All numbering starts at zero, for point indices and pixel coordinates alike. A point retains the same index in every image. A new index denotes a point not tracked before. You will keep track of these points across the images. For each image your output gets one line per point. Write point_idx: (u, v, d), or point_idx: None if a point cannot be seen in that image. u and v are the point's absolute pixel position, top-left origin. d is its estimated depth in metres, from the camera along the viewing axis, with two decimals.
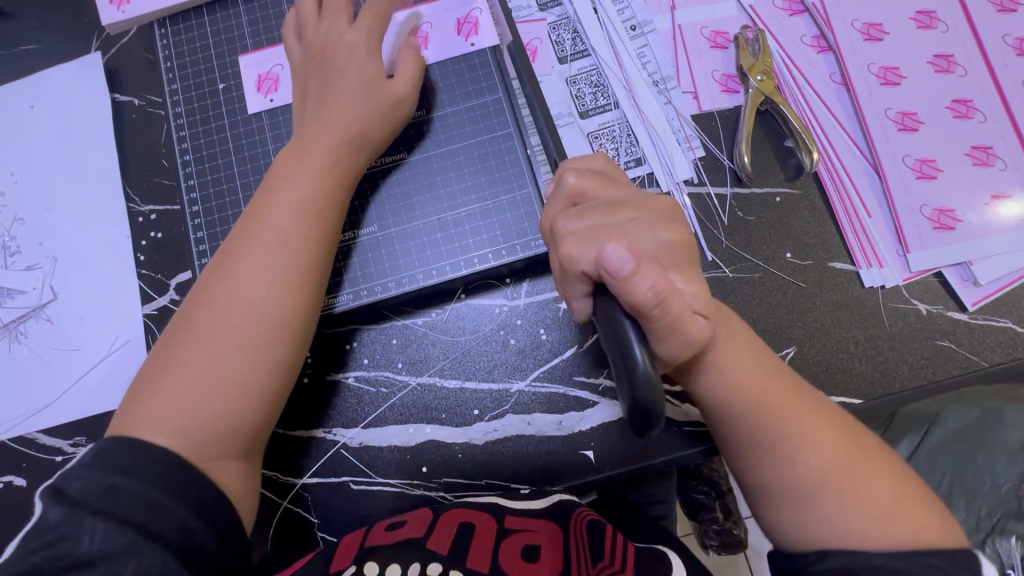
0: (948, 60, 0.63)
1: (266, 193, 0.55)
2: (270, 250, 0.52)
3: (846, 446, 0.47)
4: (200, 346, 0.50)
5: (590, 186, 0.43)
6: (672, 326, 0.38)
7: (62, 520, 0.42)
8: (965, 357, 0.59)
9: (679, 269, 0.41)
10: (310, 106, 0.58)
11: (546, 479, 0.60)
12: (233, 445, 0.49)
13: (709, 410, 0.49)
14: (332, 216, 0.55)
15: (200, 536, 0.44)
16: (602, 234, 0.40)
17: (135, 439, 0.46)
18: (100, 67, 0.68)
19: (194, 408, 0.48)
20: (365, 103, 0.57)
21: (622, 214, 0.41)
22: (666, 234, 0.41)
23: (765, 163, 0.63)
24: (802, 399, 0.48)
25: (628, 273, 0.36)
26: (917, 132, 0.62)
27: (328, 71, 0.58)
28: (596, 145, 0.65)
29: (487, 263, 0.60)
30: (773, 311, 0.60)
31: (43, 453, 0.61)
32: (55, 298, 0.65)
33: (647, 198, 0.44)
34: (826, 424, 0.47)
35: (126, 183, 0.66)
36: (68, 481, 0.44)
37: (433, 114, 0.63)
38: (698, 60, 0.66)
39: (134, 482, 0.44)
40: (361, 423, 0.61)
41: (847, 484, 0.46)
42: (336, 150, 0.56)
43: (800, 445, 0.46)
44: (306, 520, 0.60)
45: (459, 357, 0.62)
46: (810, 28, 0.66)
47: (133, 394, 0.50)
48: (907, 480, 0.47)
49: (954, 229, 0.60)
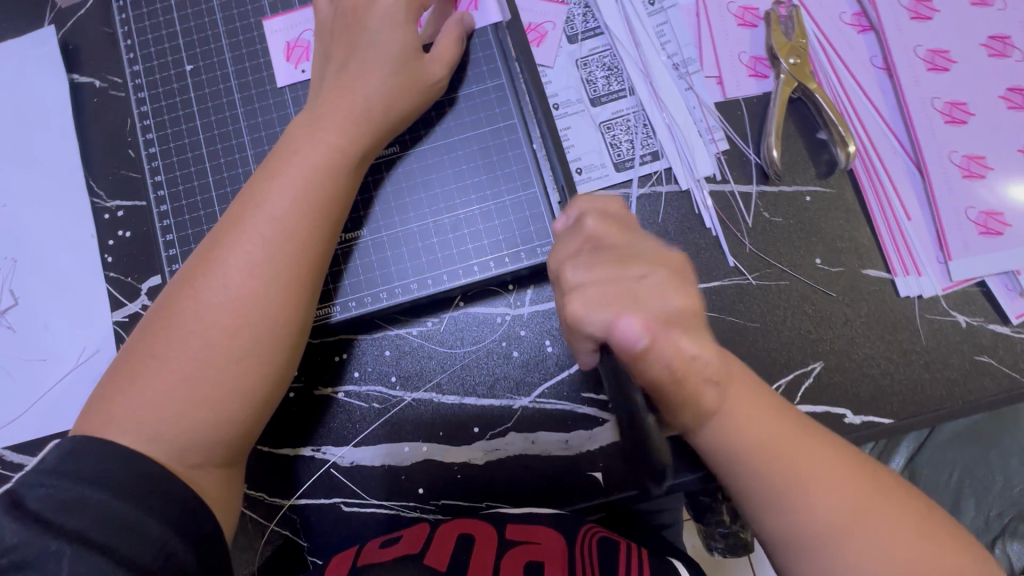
0: (1004, 43, 0.57)
1: (262, 176, 0.48)
2: (267, 244, 0.46)
3: (871, 498, 0.41)
4: (185, 344, 0.44)
5: (606, 233, 0.38)
6: (685, 399, 0.37)
7: (21, 541, 0.37)
8: (1005, 374, 0.54)
9: (691, 336, 0.35)
10: (330, 77, 0.51)
11: (553, 499, 0.56)
12: (218, 453, 0.45)
13: (717, 458, 0.44)
14: (335, 209, 0.49)
15: (182, 559, 0.40)
16: (611, 297, 0.35)
17: (108, 442, 0.42)
18: (54, 43, 0.61)
19: (178, 415, 0.43)
20: (394, 77, 0.51)
21: (634, 269, 0.36)
22: (681, 300, 0.35)
23: (795, 158, 0.57)
24: (812, 442, 0.43)
25: (643, 350, 0.34)
26: (965, 125, 0.56)
27: (357, 34, 0.51)
28: (609, 136, 0.59)
29: (488, 270, 0.55)
30: (798, 323, 0.55)
31: (8, 470, 0.57)
32: (15, 304, 0.60)
33: (663, 251, 0.38)
34: (845, 474, 0.42)
35: (89, 175, 0.60)
36: (29, 488, 0.39)
37: (458, 92, 0.57)
38: (724, 40, 0.59)
39: (107, 497, 0.39)
40: (351, 441, 0.56)
41: (861, 539, 0.40)
42: (337, 134, 0.49)
43: (810, 493, 0.41)
44: (295, 542, 0.56)
45: (457, 371, 0.57)
46: (850, 4, 0.59)
47: (107, 385, 0.45)
48: (937, 533, 0.41)
49: (1001, 234, 0.55)
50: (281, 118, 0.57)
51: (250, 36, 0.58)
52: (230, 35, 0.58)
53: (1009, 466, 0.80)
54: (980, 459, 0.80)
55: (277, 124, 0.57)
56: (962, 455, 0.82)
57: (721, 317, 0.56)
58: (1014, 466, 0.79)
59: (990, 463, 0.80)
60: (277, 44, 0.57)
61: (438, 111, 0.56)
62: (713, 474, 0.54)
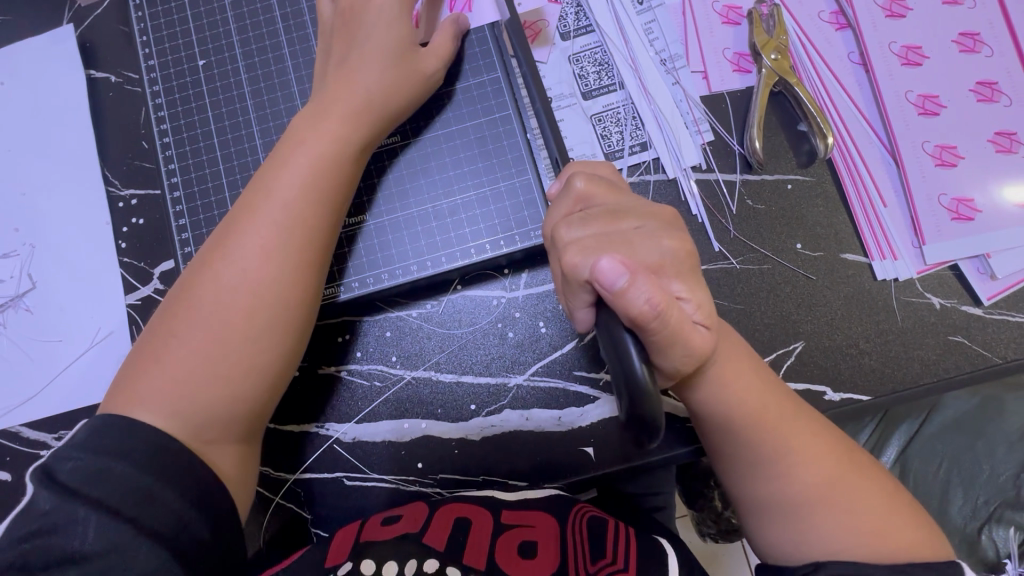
0: (974, 39, 0.60)
1: (273, 165, 0.51)
2: (278, 228, 0.49)
3: (849, 468, 0.45)
4: (202, 325, 0.47)
5: (597, 192, 0.41)
6: (673, 337, 0.36)
7: (53, 508, 0.41)
8: (977, 354, 0.57)
9: (680, 279, 0.39)
10: (330, 72, 0.54)
11: (547, 474, 0.58)
12: (230, 430, 0.47)
13: (711, 427, 0.46)
14: (340, 196, 0.52)
15: (196, 531, 0.42)
16: (605, 244, 0.38)
17: (125, 419, 0.44)
18: (73, 41, 0.64)
19: (193, 393, 0.46)
20: (392, 69, 0.54)
21: (626, 223, 0.40)
22: (672, 242, 0.39)
23: (776, 148, 0.60)
24: (793, 411, 0.46)
25: (623, 287, 0.35)
26: (938, 116, 0.59)
27: (353, 33, 0.54)
28: (600, 128, 0.62)
29: (484, 253, 0.57)
30: (781, 304, 0.58)
31: (24, 446, 0.59)
32: (33, 287, 0.62)
33: (653, 205, 0.41)
34: (827, 445, 0.46)
35: (105, 166, 0.63)
36: (59, 462, 0.42)
37: (456, 86, 0.59)
38: (708, 38, 0.62)
39: (129, 470, 0.42)
40: (354, 418, 0.59)
41: (841, 504, 0.44)
42: (340, 125, 0.52)
43: (792, 462, 0.45)
44: (299, 515, 0.59)
45: (455, 350, 0.59)
46: (828, 3, 0.62)
47: (129, 366, 0.48)
48: (900, 499, 0.46)
49: (973, 220, 0.58)
50: (288, 110, 0.60)
51: (259, 33, 0.61)
52: (241, 33, 0.61)
53: (994, 454, 0.82)
54: (966, 447, 0.82)
55: (285, 116, 0.60)
56: (949, 445, 0.83)
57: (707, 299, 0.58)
58: (999, 454, 0.81)
59: (975, 451, 0.82)
60: (285, 41, 0.61)
61: (437, 103, 0.59)
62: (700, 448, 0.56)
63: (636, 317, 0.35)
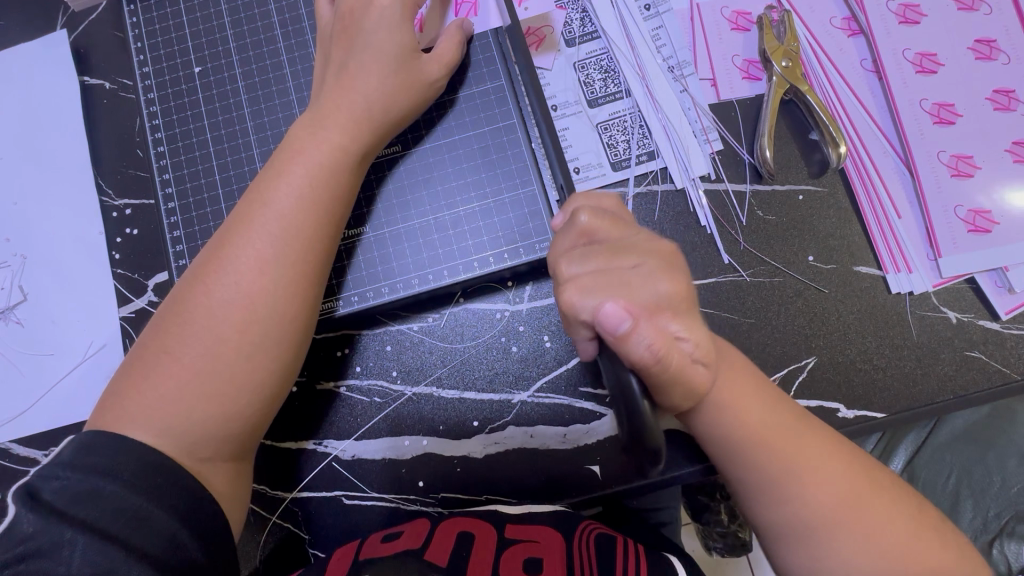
0: (990, 46, 0.58)
1: (268, 177, 0.49)
2: (274, 241, 0.47)
3: (869, 493, 0.43)
4: (196, 340, 0.46)
5: (601, 227, 0.40)
6: (675, 379, 0.36)
7: (38, 530, 0.39)
8: (995, 369, 0.55)
9: (679, 319, 0.37)
10: (330, 80, 0.53)
11: (551, 493, 0.56)
12: (227, 447, 0.46)
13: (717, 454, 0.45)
14: (340, 207, 0.50)
15: (190, 550, 0.41)
16: (602, 282, 0.37)
17: (120, 435, 0.43)
18: (66, 47, 0.63)
19: (188, 410, 0.44)
20: (395, 76, 0.52)
21: (625, 259, 0.38)
22: (668, 285, 0.37)
23: (787, 157, 0.59)
24: (803, 431, 0.44)
25: (626, 332, 0.34)
26: (953, 125, 0.58)
27: (354, 38, 0.52)
28: (606, 136, 0.60)
29: (487, 266, 0.56)
30: (792, 318, 0.56)
31: (15, 462, 0.58)
32: (25, 299, 0.61)
33: (654, 241, 0.40)
34: (844, 470, 0.44)
35: (98, 174, 0.61)
36: (45, 480, 0.41)
37: (458, 94, 0.58)
38: (718, 44, 0.61)
39: (118, 489, 0.40)
40: (353, 435, 0.57)
41: (859, 532, 0.42)
42: (339, 134, 0.50)
43: (804, 484, 0.43)
44: (297, 534, 0.57)
45: (457, 366, 0.58)
46: (841, 8, 0.61)
47: (118, 382, 0.46)
48: (924, 525, 0.44)
49: (990, 232, 0.56)
50: (286, 118, 0.58)
51: (256, 39, 0.59)
52: (238, 38, 0.60)
53: (1006, 467, 0.80)
54: (978, 460, 0.80)
55: (282, 123, 0.58)
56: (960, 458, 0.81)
57: (716, 313, 0.57)
58: (1011, 466, 0.80)
59: (987, 464, 0.80)
60: (283, 46, 0.59)
61: (439, 111, 0.58)
62: (709, 467, 0.55)
63: (639, 362, 0.34)
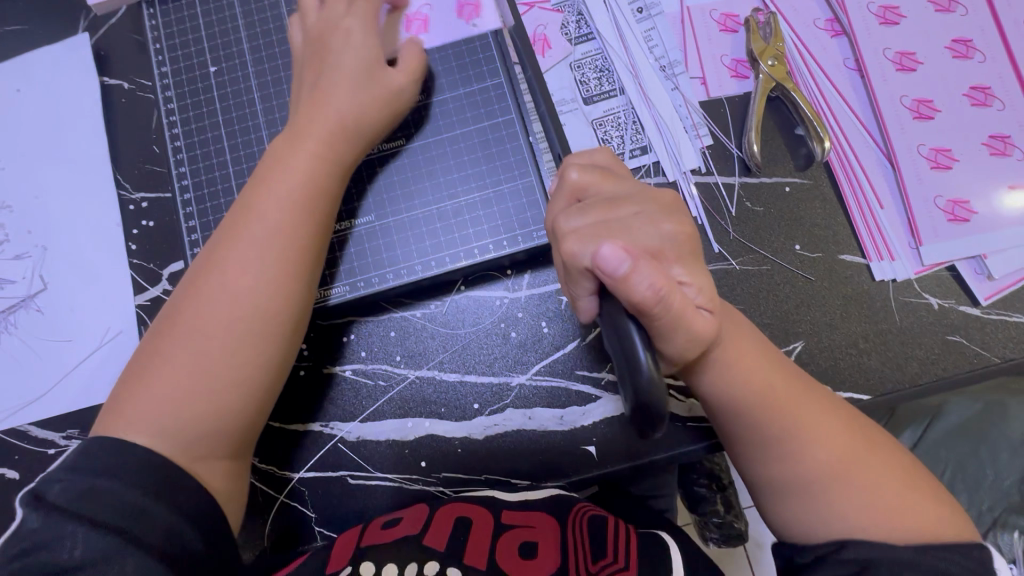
0: (967, 46, 0.61)
1: (254, 185, 0.52)
2: (261, 243, 0.50)
3: (861, 452, 0.46)
4: (189, 343, 0.48)
5: (592, 182, 0.43)
6: (676, 322, 0.37)
7: (43, 527, 0.41)
8: (976, 353, 0.57)
9: (678, 262, 0.40)
10: (305, 94, 0.56)
11: (549, 474, 0.58)
12: (223, 442, 0.48)
13: (720, 412, 0.47)
14: (323, 210, 0.53)
15: (185, 537, 0.43)
16: (602, 231, 0.39)
17: (121, 440, 0.45)
18: (88, 49, 0.66)
19: (182, 410, 0.47)
20: (363, 91, 0.55)
21: (623, 210, 0.40)
22: (671, 225, 0.40)
23: (775, 151, 0.61)
24: (794, 383, 0.47)
25: (626, 272, 0.36)
26: (932, 120, 0.60)
27: (323, 58, 0.56)
28: (601, 132, 0.63)
29: (487, 253, 0.59)
30: (780, 304, 0.58)
31: (33, 445, 0.60)
32: (45, 288, 0.64)
33: (650, 191, 0.42)
34: (835, 429, 0.46)
35: (116, 169, 0.64)
36: (49, 483, 0.43)
37: (433, 100, 0.61)
38: (707, 44, 0.64)
39: (115, 485, 0.43)
40: (358, 417, 0.60)
41: (852, 484, 0.44)
42: (317, 144, 0.53)
43: (804, 438, 0.45)
44: (303, 515, 0.59)
45: (458, 350, 0.60)
46: (824, 10, 0.64)
47: (115, 394, 0.49)
48: (916, 479, 0.46)
49: (969, 221, 0.59)
50: None
51: (270, 40, 0.63)
52: (252, 40, 0.63)
53: (998, 459, 0.81)
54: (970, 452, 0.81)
55: None
56: (954, 452, 0.82)
57: None
58: (1003, 459, 0.80)
59: (979, 456, 0.81)
60: None
61: (442, 109, 0.61)
62: (701, 446, 0.57)
63: (640, 301, 0.36)
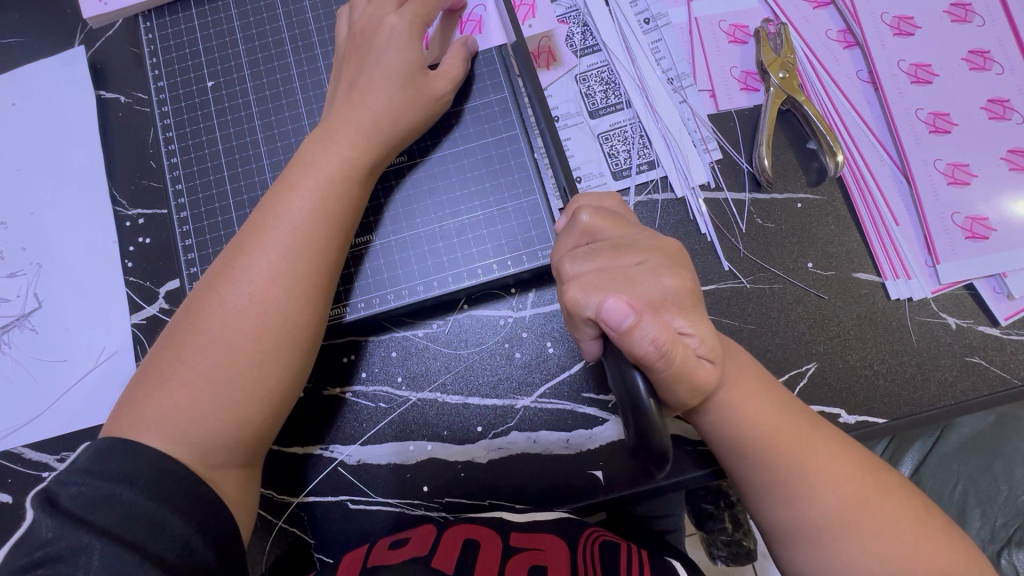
0: (984, 57, 0.59)
1: (281, 188, 0.51)
2: (287, 251, 0.49)
3: (878, 495, 0.44)
4: (210, 349, 0.47)
5: (604, 226, 0.42)
6: (677, 375, 0.36)
7: (56, 537, 0.39)
8: (995, 374, 0.56)
9: (681, 314, 0.38)
10: (341, 96, 0.54)
11: (555, 499, 0.57)
12: (238, 453, 0.47)
13: (724, 455, 0.46)
14: (348, 218, 0.52)
15: (202, 556, 0.42)
16: (606, 280, 0.38)
17: (133, 442, 0.44)
18: (84, 62, 0.65)
19: (202, 416, 0.45)
20: (402, 92, 0.53)
21: (629, 257, 0.39)
22: (673, 280, 0.38)
23: (785, 166, 0.60)
24: (806, 423, 0.45)
25: (629, 326, 0.35)
26: (949, 134, 0.58)
27: (365, 55, 0.54)
28: (607, 146, 0.61)
29: (491, 273, 0.57)
30: (793, 324, 0.57)
31: (27, 467, 0.59)
32: (40, 306, 0.62)
33: (657, 239, 0.41)
34: (850, 473, 0.44)
35: (112, 186, 0.63)
36: (63, 486, 0.42)
37: (464, 106, 0.59)
38: (716, 56, 0.62)
39: (134, 495, 0.41)
40: (359, 440, 0.58)
41: (865, 529, 0.43)
42: (349, 147, 0.52)
43: (815, 480, 0.44)
44: (303, 540, 0.57)
45: (461, 371, 0.59)
46: (836, 21, 0.62)
47: (135, 389, 0.47)
48: (934, 519, 0.44)
49: (988, 238, 0.57)
50: (295, 131, 0.60)
51: (268, 54, 0.61)
52: (249, 53, 0.62)
53: (1013, 476, 0.78)
54: (984, 469, 0.79)
55: (292, 135, 0.60)
56: (966, 467, 0.80)
57: (717, 319, 0.57)
58: (1018, 475, 0.78)
59: (993, 473, 0.79)
60: (292, 60, 0.61)
61: (446, 124, 0.59)
62: (710, 471, 0.55)
63: (642, 357, 0.34)
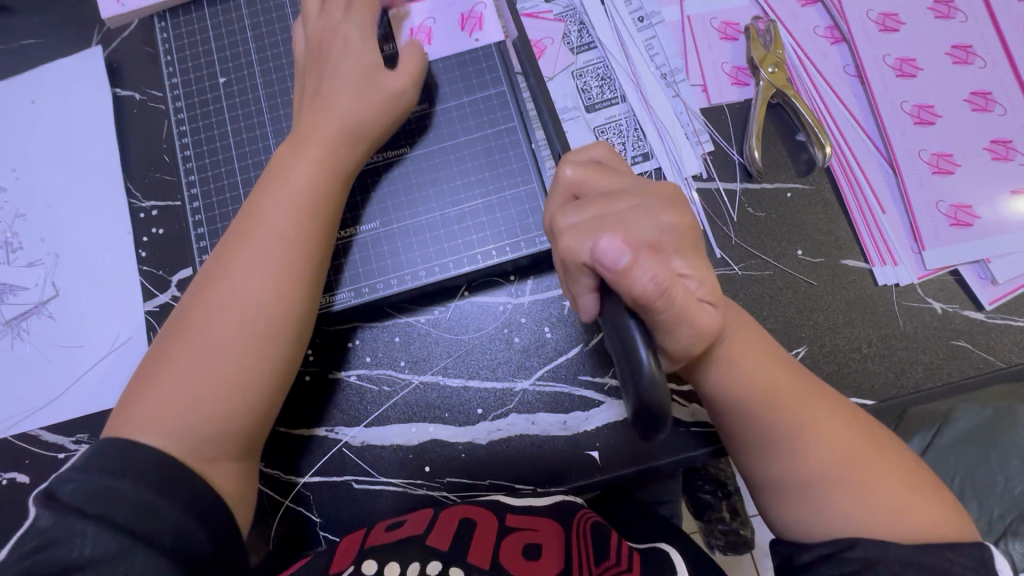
0: (967, 51, 0.62)
1: (262, 190, 0.53)
2: (271, 247, 0.51)
3: (866, 452, 0.46)
4: (202, 343, 0.49)
5: (588, 179, 0.44)
6: (678, 315, 0.37)
7: (53, 525, 0.42)
8: (980, 358, 0.57)
9: (680, 255, 0.40)
10: (306, 102, 0.57)
11: (552, 480, 0.58)
12: (233, 445, 0.49)
13: (724, 411, 0.47)
14: (330, 216, 0.54)
15: (196, 540, 0.44)
16: (601, 224, 0.40)
17: (131, 441, 0.46)
18: (101, 61, 0.68)
19: (195, 406, 0.47)
20: (359, 95, 0.56)
21: (620, 203, 0.41)
22: (671, 218, 0.41)
23: (775, 157, 0.62)
24: (803, 385, 0.47)
25: (626, 265, 0.36)
26: (933, 125, 0.61)
27: (323, 65, 0.57)
28: (603, 139, 0.64)
29: (490, 259, 0.59)
30: (783, 309, 0.59)
31: (43, 449, 0.61)
32: (57, 294, 0.65)
33: (650, 186, 0.43)
34: (844, 430, 0.46)
35: (128, 179, 0.66)
36: (60, 483, 0.43)
37: (434, 107, 0.62)
38: (708, 52, 0.65)
39: (126, 486, 0.43)
40: (363, 422, 0.60)
41: (857, 482, 0.45)
42: (320, 151, 0.54)
43: (809, 438, 0.46)
44: (307, 519, 0.59)
45: (462, 355, 0.61)
46: (823, 18, 0.64)
47: (129, 392, 0.49)
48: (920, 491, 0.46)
49: (972, 224, 0.59)
50: None
51: (277, 52, 0.64)
52: (260, 51, 0.64)
53: None
54: None
55: None
56: None
57: None
58: None
59: None
60: None
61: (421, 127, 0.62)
62: (702, 451, 0.57)
63: (641, 295, 0.36)
